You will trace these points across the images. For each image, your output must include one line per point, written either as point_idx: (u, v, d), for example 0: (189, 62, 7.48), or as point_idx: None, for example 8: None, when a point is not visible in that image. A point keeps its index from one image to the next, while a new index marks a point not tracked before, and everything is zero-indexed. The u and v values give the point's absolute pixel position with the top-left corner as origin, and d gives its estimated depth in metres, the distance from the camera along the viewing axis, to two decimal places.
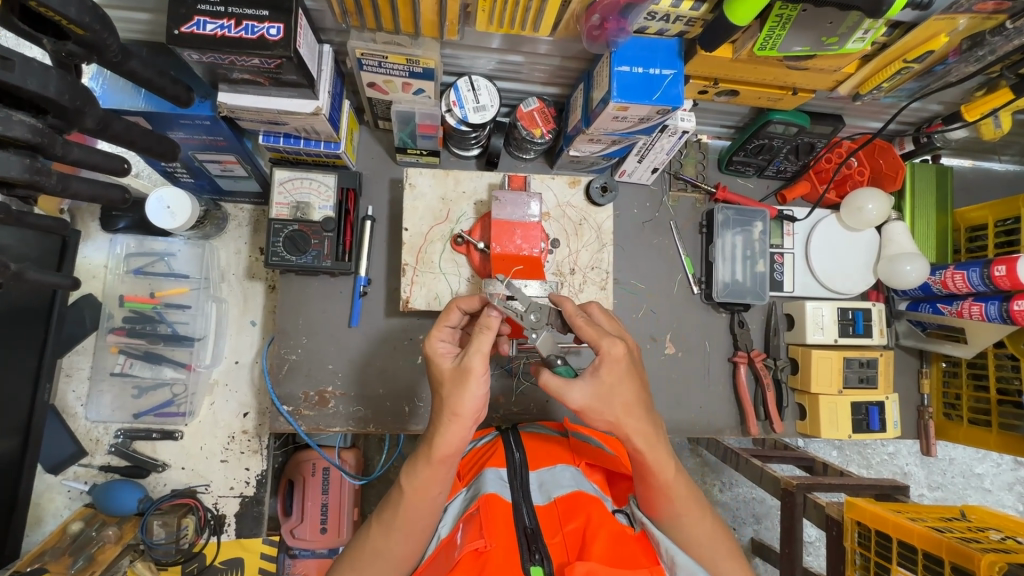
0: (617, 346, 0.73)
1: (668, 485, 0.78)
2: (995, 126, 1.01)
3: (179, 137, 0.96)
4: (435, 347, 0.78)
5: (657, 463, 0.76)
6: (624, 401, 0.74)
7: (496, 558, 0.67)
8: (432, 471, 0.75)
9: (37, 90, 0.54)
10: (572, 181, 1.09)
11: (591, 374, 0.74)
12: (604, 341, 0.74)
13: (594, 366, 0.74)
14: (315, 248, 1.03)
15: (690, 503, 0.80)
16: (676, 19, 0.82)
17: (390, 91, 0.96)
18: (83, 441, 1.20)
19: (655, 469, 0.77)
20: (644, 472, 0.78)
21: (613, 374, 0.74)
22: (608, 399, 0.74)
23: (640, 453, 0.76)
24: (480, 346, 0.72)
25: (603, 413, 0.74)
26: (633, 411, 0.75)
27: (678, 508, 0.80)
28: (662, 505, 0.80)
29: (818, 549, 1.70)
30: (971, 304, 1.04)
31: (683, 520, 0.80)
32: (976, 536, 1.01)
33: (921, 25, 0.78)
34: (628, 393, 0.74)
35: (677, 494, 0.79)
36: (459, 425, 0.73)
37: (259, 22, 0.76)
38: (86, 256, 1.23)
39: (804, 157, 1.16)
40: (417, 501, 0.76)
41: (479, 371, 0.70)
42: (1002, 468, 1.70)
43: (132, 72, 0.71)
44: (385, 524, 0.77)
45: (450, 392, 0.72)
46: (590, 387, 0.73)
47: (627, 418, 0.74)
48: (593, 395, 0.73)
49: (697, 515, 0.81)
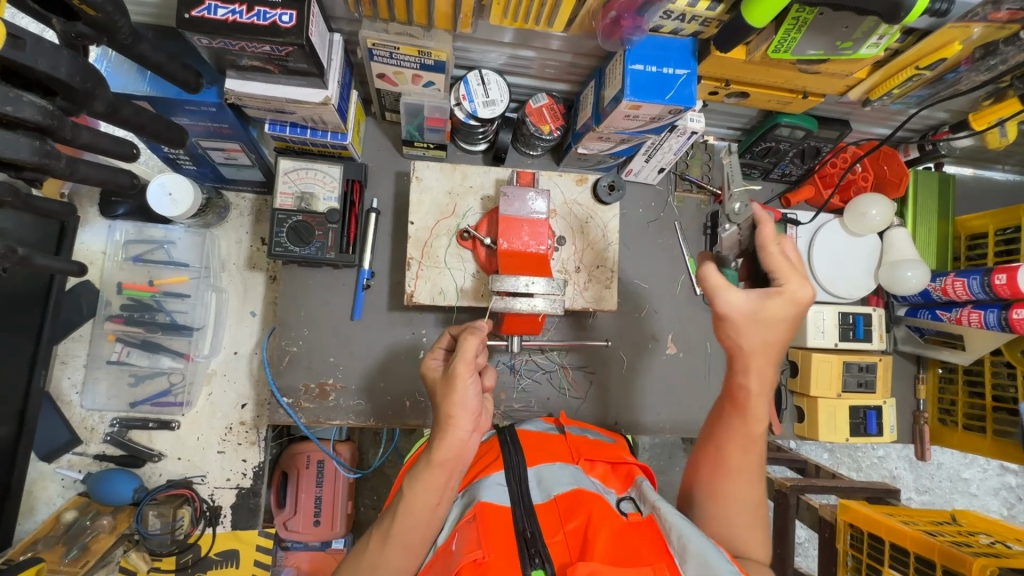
0: (804, 288, 0.74)
1: (755, 437, 0.81)
2: (1000, 136, 0.99)
3: (184, 123, 0.94)
4: (428, 364, 0.82)
5: (757, 410, 0.79)
6: (766, 338, 0.76)
7: (495, 568, 0.67)
8: (433, 475, 0.74)
9: (48, 72, 0.53)
10: (579, 179, 1.09)
11: (759, 297, 0.75)
12: (796, 279, 0.74)
13: (770, 292, 0.75)
14: (319, 239, 1.02)
15: (749, 465, 0.81)
16: (692, 19, 0.82)
17: (399, 83, 0.96)
18: (78, 429, 1.18)
19: (758, 417, 0.80)
20: (740, 416, 0.81)
21: (780, 310, 0.74)
22: (759, 326, 0.76)
23: (750, 391, 0.79)
24: (467, 353, 0.75)
25: (744, 331, 0.76)
26: (774, 350, 0.77)
27: (744, 464, 0.81)
28: (734, 459, 0.81)
29: (807, 549, 1.72)
30: (970, 311, 1.05)
31: (740, 478, 0.80)
32: (967, 540, 1.02)
33: (936, 33, 0.78)
34: (779, 332, 0.76)
35: (757, 450, 0.81)
36: (456, 429, 0.73)
37: (271, 9, 0.75)
38: (84, 242, 1.20)
39: (809, 161, 1.18)
40: (416, 510, 0.74)
41: (465, 375, 0.73)
42: (989, 473, 1.72)
43: (142, 55, 0.70)
44: (382, 534, 0.74)
45: (441, 399, 0.75)
46: (751, 303, 0.75)
47: (765, 353, 0.77)
48: (747, 311, 0.75)
49: (754, 475, 0.81)
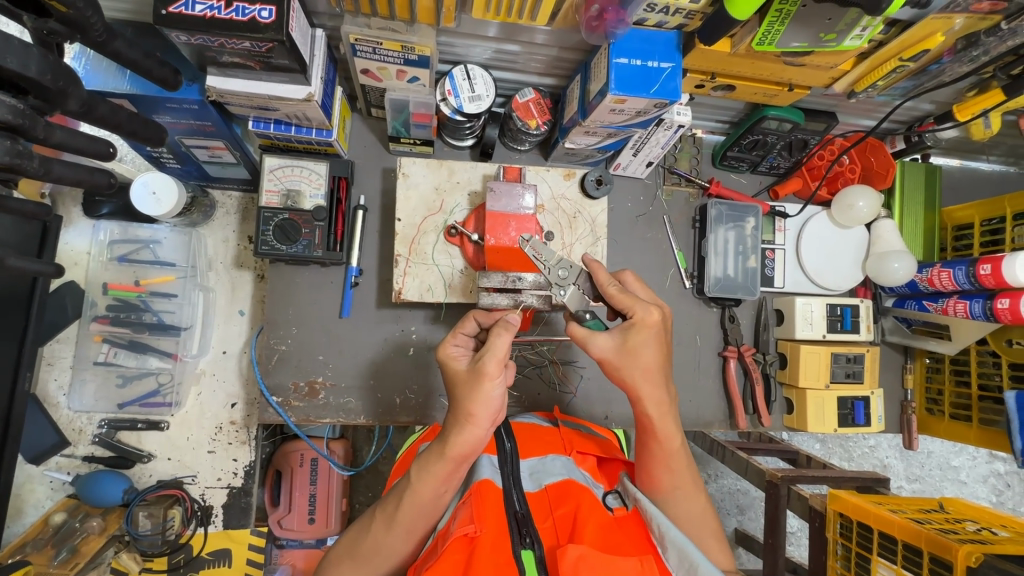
0: (651, 313, 0.76)
1: (671, 453, 0.79)
2: (985, 126, 1.01)
3: (165, 121, 0.93)
4: (449, 352, 0.79)
5: (664, 431, 0.78)
6: (645, 363, 0.76)
7: (486, 543, 0.66)
8: (445, 467, 0.72)
9: (18, 70, 0.52)
10: (567, 173, 1.08)
11: (619, 331, 0.77)
12: (639, 308, 0.76)
13: (626, 326, 0.77)
14: (306, 237, 1.01)
15: (686, 478, 0.81)
16: (676, 12, 0.81)
17: (384, 78, 0.95)
18: (65, 431, 1.17)
19: (662, 436, 0.78)
20: (654, 439, 0.79)
21: (639, 340, 0.76)
22: (632, 358, 0.76)
23: (648, 417, 0.78)
24: (497, 350, 0.70)
25: (621, 369, 0.77)
26: (652, 376, 0.77)
27: (675, 479, 0.80)
28: (662, 476, 0.79)
29: (800, 539, 1.75)
30: (956, 302, 1.06)
31: (678, 493, 0.80)
32: (954, 527, 1.03)
33: (919, 23, 0.78)
34: (649, 357, 0.76)
35: (678, 464, 0.79)
36: (474, 428, 0.70)
37: (249, 4, 0.74)
38: (68, 242, 1.19)
39: (798, 153, 1.17)
40: (421, 497, 0.74)
41: (494, 375, 0.69)
42: (978, 461, 1.74)
43: (117, 52, 0.69)
44: (386, 517, 0.76)
45: (463, 394, 0.71)
46: (615, 341, 0.77)
47: (644, 381, 0.76)
48: (616, 349, 0.76)
49: (692, 489, 0.81)
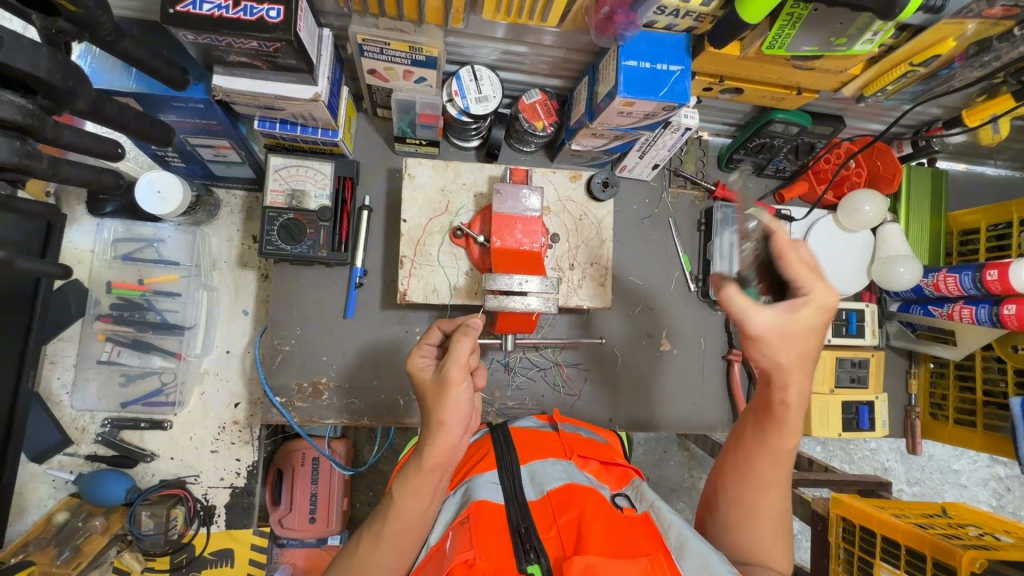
0: (831, 296, 0.67)
1: (782, 453, 0.74)
2: (994, 132, 1.01)
3: (171, 120, 0.92)
4: (416, 363, 0.77)
5: (793, 429, 0.73)
6: (802, 349, 0.68)
7: (486, 569, 0.65)
8: (425, 480, 0.72)
9: (27, 70, 0.52)
10: (573, 175, 1.08)
11: (787, 308, 0.67)
12: (818, 286, 0.67)
13: (795, 302, 0.67)
14: (310, 238, 1.01)
15: (779, 481, 0.75)
16: (686, 14, 0.81)
17: (390, 79, 0.94)
18: (68, 430, 1.17)
19: (787, 432, 0.73)
20: (776, 431, 0.74)
21: (809, 319, 0.67)
22: (781, 346, 0.68)
23: (784, 406, 0.72)
24: (458, 356, 0.70)
25: (778, 348, 0.68)
26: (805, 364, 0.70)
27: (773, 484, 0.75)
28: (756, 475, 0.75)
29: (801, 541, 1.75)
30: (962, 307, 1.06)
31: (771, 498, 0.75)
32: (957, 531, 1.03)
33: (930, 28, 0.78)
34: (810, 341, 0.68)
35: (781, 466, 0.75)
36: (446, 436, 0.69)
37: (258, 4, 0.74)
38: (71, 241, 1.19)
39: (804, 157, 1.16)
40: (406, 514, 0.73)
41: (460, 380, 0.68)
42: (979, 464, 1.74)
43: (125, 52, 0.69)
44: (373, 535, 0.74)
45: (433, 403, 0.70)
46: (781, 316, 0.67)
47: (797, 368, 0.69)
48: (770, 330, 0.67)
49: (779, 496, 0.75)
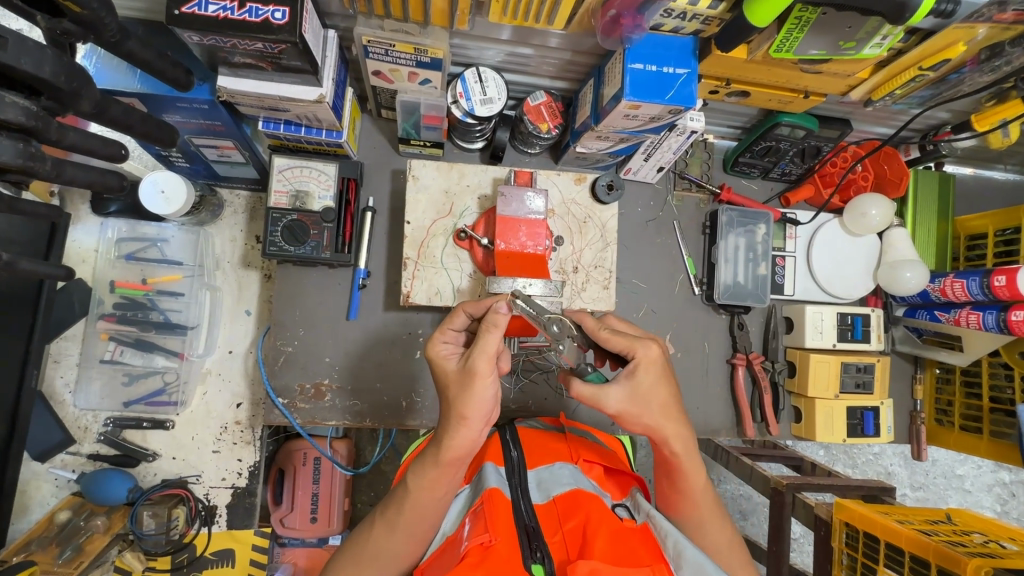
0: (651, 349, 0.71)
1: (694, 489, 0.79)
2: (1003, 136, 1.00)
3: (175, 120, 0.92)
4: (438, 350, 0.77)
5: (690, 468, 0.77)
6: (660, 400, 0.73)
7: (502, 552, 0.66)
8: (439, 472, 0.73)
9: (31, 71, 0.52)
10: (578, 177, 1.07)
11: (626, 378, 0.71)
12: (639, 346, 0.71)
13: (630, 370, 0.71)
14: (314, 239, 1.01)
15: (707, 511, 0.80)
16: (693, 17, 0.81)
17: (395, 80, 0.94)
18: (71, 428, 1.17)
19: (687, 474, 0.78)
20: (681, 477, 0.78)
21: (648, 377, 0.71)
22: (641, 409, 0.72)
23: (676, 455, 0.76)
24: (487, 348, 0.69)
25: (640, 416, 0.73)
26: (671, 412, 0.74)
27: (700, 516, 0.80)
28: (687, 509, 0.81)
29: (803, 545, 1.74)
30: (969, 313, 1.05)
31: (707, 527, 0.80)
32: (961, 538, 1.02)
33: (940, 33, 0.77)
34: (662, 393, 0.73)
35: (701, 500, 0.80)
36: (468, 429, 0.70)
37: (263, 5, 0.73)
38: (75, 240, 1.19)
39: (809, 161, 1.17)
40: (421, 503, 0.75)
41: (486, 375, 0.68)
42: (983, 470, 1.73)
43: (131, 53, 0.68)
44: (388, 522, 0.76)
45: (456, 394, 0.70)
46: (625, 391, 0.71)
47: (665, 420, 0.73)
48: (629, 399, 0.71)
49: (714, 524, 0.81)
